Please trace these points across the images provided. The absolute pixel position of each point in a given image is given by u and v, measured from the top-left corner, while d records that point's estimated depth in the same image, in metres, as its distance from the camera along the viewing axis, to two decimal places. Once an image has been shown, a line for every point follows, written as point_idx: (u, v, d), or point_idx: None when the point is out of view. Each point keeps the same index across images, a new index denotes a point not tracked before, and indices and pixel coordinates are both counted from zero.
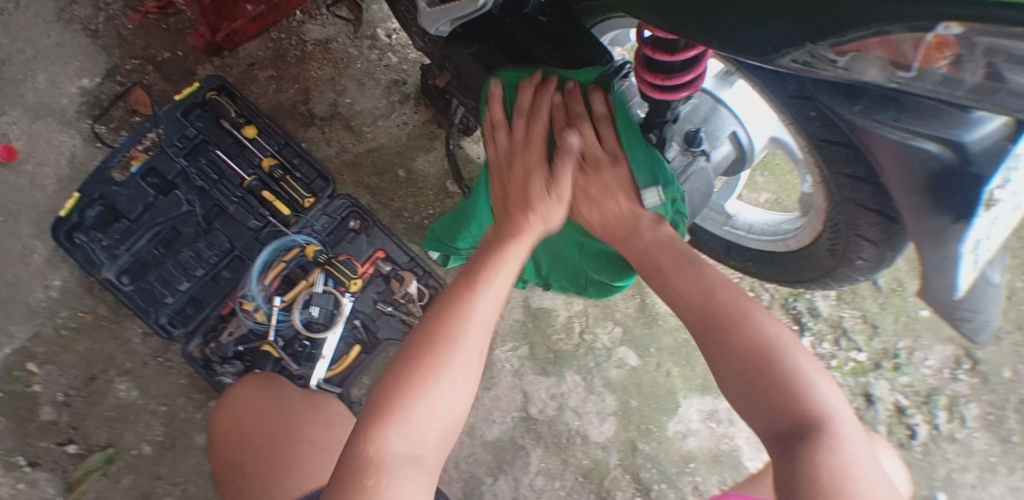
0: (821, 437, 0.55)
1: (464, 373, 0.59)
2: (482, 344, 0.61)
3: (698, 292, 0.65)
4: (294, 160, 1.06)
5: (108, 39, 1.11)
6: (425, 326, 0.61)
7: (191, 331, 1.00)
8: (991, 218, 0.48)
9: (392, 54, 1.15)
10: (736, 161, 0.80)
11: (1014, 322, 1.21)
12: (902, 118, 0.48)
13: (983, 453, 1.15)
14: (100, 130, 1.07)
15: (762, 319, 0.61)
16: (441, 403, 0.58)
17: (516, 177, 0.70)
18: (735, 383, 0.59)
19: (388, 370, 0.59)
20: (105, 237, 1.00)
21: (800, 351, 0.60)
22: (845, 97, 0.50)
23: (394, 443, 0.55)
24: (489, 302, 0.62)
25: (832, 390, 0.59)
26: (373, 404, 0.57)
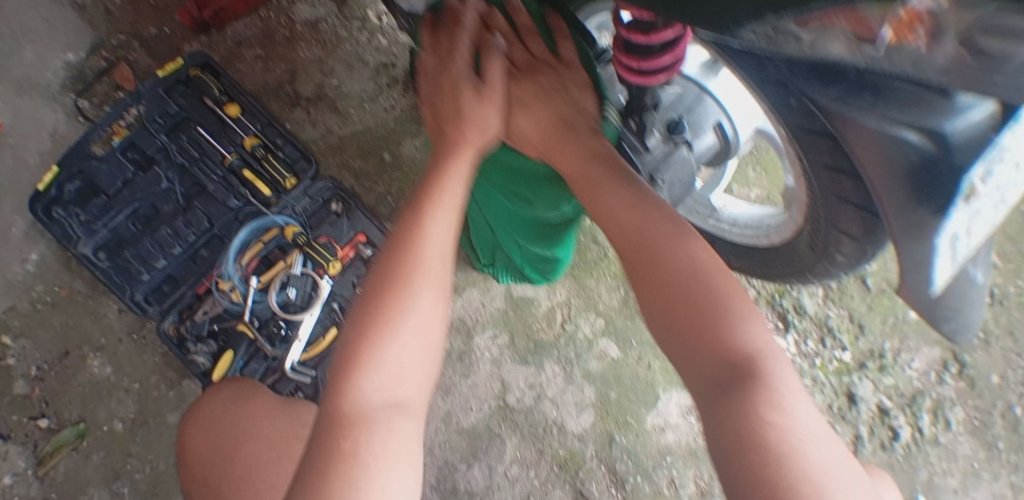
0: (759, 382, 0.47)
1: (422, 317, 0.55)
2: (442, 275, 0.58)
3: (613, 224, 0.61)
4: (277, 140, 1.05)
5: (96, 14, 1.10)
6: (379, 270, 0.58)
7: (167, 308, 1.00)
8: (971, 213, 0.43)
9: (382, 37, 1.14)
10: (719, 153, 0.78)
11: (1003, 327, 1.20)
12: (880, 104, 0.45)
13: (968, 459, 1.13)
14: (83, 104, 1.06)
15: (683, 242, 0.57)
16: (410, 344, 0.54)
17: (446, 91, 0.67)
18: (669, 324, 0.54)
19: (350, 317, 0.56)
20: (83, 212, 0.99)
21: (727, 281, 0.55)
22: (818, 81, 0.48)
23: (369, 389, 0.51)
24: (442, 230, 0.59)
25: (762, 329, 0.52)
26: (348, 351, 0.54)
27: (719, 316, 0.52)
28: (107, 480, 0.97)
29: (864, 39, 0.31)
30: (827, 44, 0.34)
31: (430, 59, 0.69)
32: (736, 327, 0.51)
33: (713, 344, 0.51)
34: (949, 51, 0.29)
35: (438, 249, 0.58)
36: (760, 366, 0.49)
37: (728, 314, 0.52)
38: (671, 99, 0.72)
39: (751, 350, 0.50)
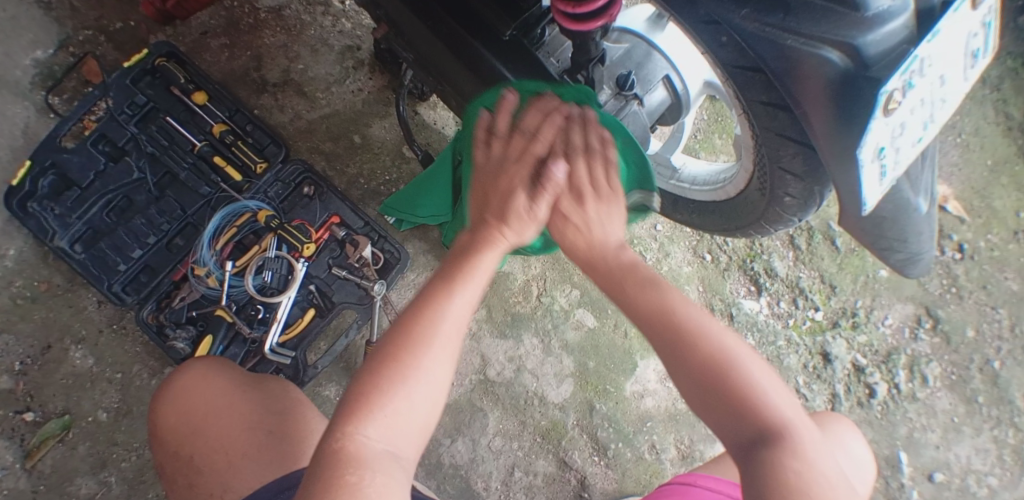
0: (781, 448, 0.48)
1: (439, 373, 0.51)
2: (460, 332, 0.53)
3: (638, 291, 0.56)
4: (246, 126, 1.06)
5: (61, 11, 1.10)
6: (401, 318, 0.53)
7: (145, 297, 1.00)
8: (894, 126, 0.46)
9: (346, 21, 1.15)
10: (672, 108, 0.80)
11: (975, 281, 1.22)
12: (794, 22, 0.48)
13: (945, 413, 1.15)
14: (53, 101, 1.07)
15: (715, 327, 0.53)
16: (427, 398, 0.51)
17: (496, 191, 0.57)
18: (694, 387, 0.51)
19: (363, 362, 0.52)
20: (57, 206, 1.01)
21: (758, 364, 0.52)
22: (732, 2, 0.51)
23: (376, 439, 0.48)
24: (467, 301, 0.54)
25: (791, 400, 0.52)
26: (353, 396, 0.50)
27: (742, 389, 0.50)
28: (93, 470, 0.98)
29: None
30: None
31: (487, 151, 0.61)
32: (758, 397, 0.50)
33: (735, 411, 0.50)
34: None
35: (457, 317, 0.53)
36: (785, 436, 0.49)
37: (752, 389, 0.50)
38: (620, 54, 0.75)
39: (774, 422, 0.50)
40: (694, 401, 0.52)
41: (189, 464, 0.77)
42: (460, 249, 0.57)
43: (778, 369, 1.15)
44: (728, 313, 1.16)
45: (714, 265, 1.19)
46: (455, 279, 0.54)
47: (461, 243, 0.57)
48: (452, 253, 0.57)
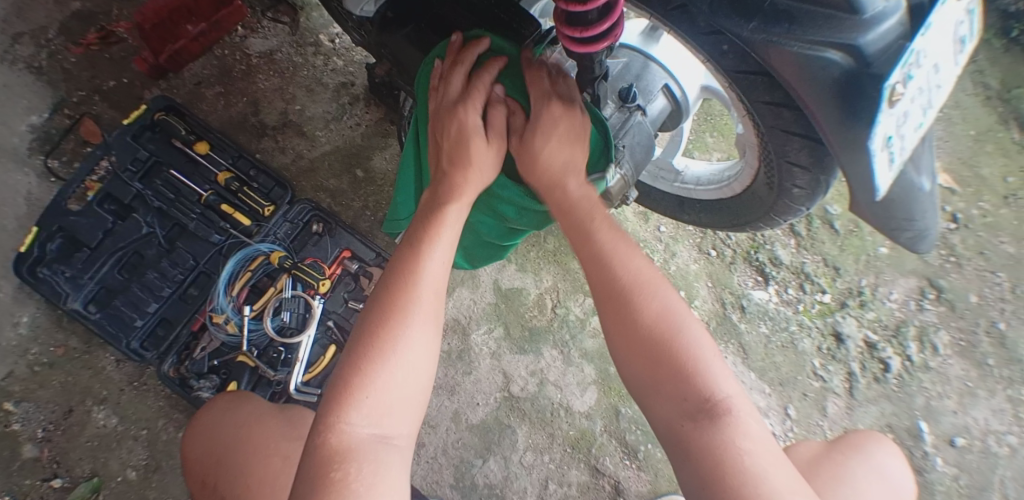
0: (721, 420, 0.54)
1: (418, 351, 0.60)
2: (435, 308, 0.63)
3: (591, 261, 0.66)
4: (249, 172, 1.08)
5: (53, 74, 1.11)
6: (376, 304, 0.62)
7: (164, 351, 1.00)
8: (898, 115, 0.49)
9: (337, 58, 1.17)
10: (673, 114, 0.83)
11: (972, 248, 1.25)
12: (797, 29, 0.51)
13: (960, 379, 1.18)
14: (53, 165, 1.07)
15: (659, 289, 0.62)
16: (404, 379, 0.58)
17: (452, 135, 0.72)
18: (643, 364, 0.59)
19: (343, 354, 0.59)
20: (68, 268, 1.01)
21: (696, 328, 0.60)
22: (740, 16, 0.54)
23: (360, 428, 0.54)
24: (438, 264, 0.66)
25: (727, 373, 0.59)
26: (338, 391, 0.56)
27: (680, 360, 0.58)
28: None
29: None
30: None
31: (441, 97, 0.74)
32: (698, 371, 0.57)
33: (679, 381, 0.57)
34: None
35: (433, 283, 0.64)
36: (720, 408, 0.55)
37: (691, 359, 0.58)
38: (619, 70, 0.80)
39: (708, 397, 0.56)
40: (639, 371, 0.60)
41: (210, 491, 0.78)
42: (424, 210, 0.72)
43: (793, 355, 1.17)
44: (739, 304, 1.19)
45: (720, 259, 1.21)
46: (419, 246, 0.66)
47: (420, 217, 0.71)
48: (420, 216, 0.71)
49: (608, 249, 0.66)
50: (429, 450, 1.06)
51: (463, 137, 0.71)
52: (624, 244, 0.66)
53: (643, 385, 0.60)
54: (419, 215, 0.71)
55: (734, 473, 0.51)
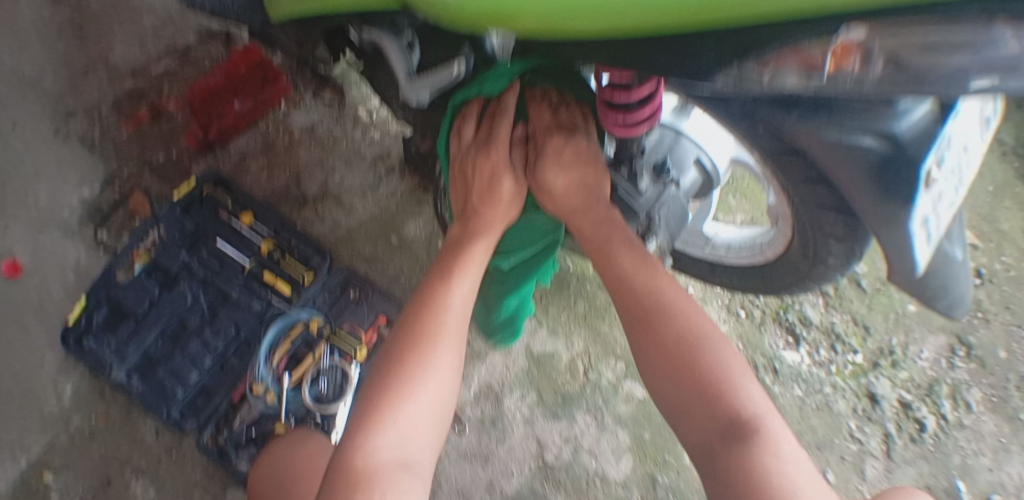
0: (752, 436, 0.58)
1: (438, 379, 0.68)
2: (455, 341, 0.72)
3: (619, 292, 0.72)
4: (291, 241, 1.11)
5: (105, 150, 1.17)
6: (404, 333, 0.71)
7: (204, 420, 1.01)
8: (933, 195, 0.54)
9: (375, 131, 1.22)
10: (704, 184, 0.86)
11: (999, 303, 1.24)
12: (837, 117, 0.52)
13: (993, 435, 1.13)
14: (102, 237, 1.12)
15: (684, 314, 0.68)
16: (425, 400, 0.66)
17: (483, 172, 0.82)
18: (663, 382, 0.65)
19: (376, 379, 0.68)
20: (114, 339, 1.03)
21: (724, 349, 0.65)
22: (781, 109, 0.55)
23: (383, 446, 0.62)
24: (457, 300, 0.74)
25: (758, 392, 0.63)
26: (365, 413, 0.64)
27: (702, 377, 0.63)
28: None
29: (813, 70, 0.41)
30: (784, 77, 0.43)
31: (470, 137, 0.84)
32: (721, 389, 0.62)
33: (700, 398, 0.62)
34: (883, 67, 0.39)
35: (454, 317, 0.73)
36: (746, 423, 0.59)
37: (713, 376, 0.63)
38: (652, 143, 0.80)
39: (734, 415, 0.60)
40: (661, 388, 0.65)
41: None
42: (451, 246, 0.80)
43: (828, 417, 1.15)
44: (770, 367, 1.18)
45: (749, 320, 1.21)
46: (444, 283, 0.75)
47: (447, 255, 0.79)
48: (447, 253, 0.80)
49: (625, 275, 0.72)
50: None
51: (493, 175, 0.82)
52: (641, 266, 0.72)
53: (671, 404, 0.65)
54: (446, 251, 0.80)
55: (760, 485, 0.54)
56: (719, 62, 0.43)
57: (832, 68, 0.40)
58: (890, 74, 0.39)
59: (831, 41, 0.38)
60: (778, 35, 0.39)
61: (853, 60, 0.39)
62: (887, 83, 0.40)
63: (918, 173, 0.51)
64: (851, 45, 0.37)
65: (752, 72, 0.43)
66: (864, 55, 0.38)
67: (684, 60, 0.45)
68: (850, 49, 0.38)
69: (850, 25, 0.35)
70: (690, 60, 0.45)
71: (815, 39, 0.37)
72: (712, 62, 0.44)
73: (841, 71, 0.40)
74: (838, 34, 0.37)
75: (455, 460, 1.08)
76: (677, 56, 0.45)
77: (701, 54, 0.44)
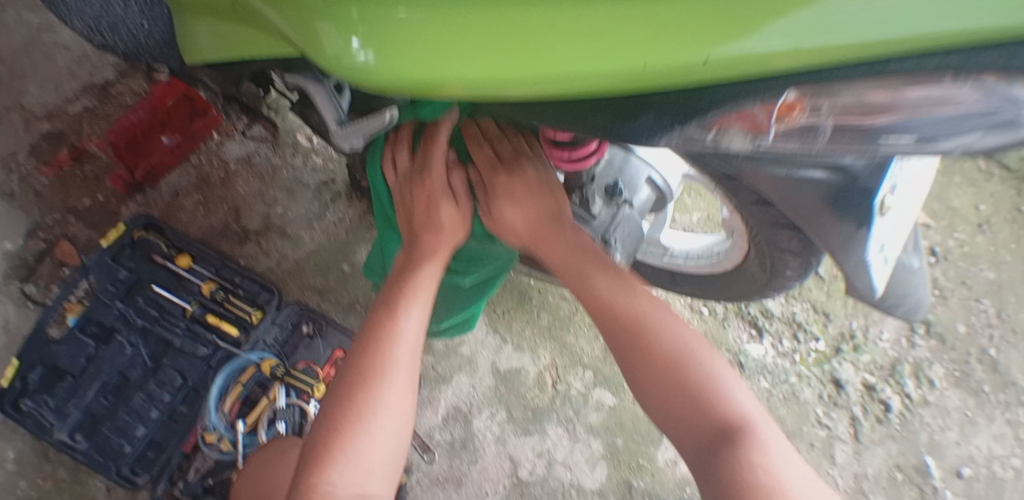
0: (744, 443, 0.59)
1: (395, 406, 0.67)
2: (409, 368, 0.70)
3: (598, 308, 0.71)
4: (235, 278, 1.06)
5: (25, 198, 1.09)
6: (351, 368, 0.68)
7: (156, 474, 0.97)
8: (887, 223, 0.57)
9: (316, 157, 1.17)
10: (658, 200, 0.84)
11: (955, 279, 1.27)
12: (791, 160, 0.50)
13: (959, 410, 1.17)
14: (30, 291, 1.05)
15: (668, 324, 0.68)
16: (380, 437, 0.64)
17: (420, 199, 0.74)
18: (660, 401, 0.64)
19: (321, 419, 0.66)
20: (52, 398, 0.97)
21: (710, 357, 0.66)
22: (731, 160, 0.47)
23: (338, 486, 0.60)
24: (412, 325, 0.72)
25: (748, 396, 0.64)
26: (319, 452, 0.62)
27: (696, 394, 0.63)
28: None
29: (758, 132, 0.40)
30: (729, 139, 0.42)
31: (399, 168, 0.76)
32: (717, 401, 0.62)
33: (698, 412, 0.62)
34: (830, 121, 0.39)
35: (407, 344, 0.71)
36: (744, 433, 0.60)
37: (709, 390, 0.63)
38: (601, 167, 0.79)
39: (728, 422, 0.61)
40: (657, 403, 0.65)
41: None
42: (399, 268, 0.77)
43: (796, 406, 1.16)
44: (737, 361, 1.19)
45: (713, 317, 1.21)
46: (398, 307, 0.72)
47: (399, 272, 0.76)
48: (393, 277, 0.76)
49: (605, 295, 0.71)
50: None
51: (431, 204, 0.74)
52: (624, 287, 0.71)
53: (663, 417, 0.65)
54: (391, 275, 0.76)
55: (753, 491, 0.55)
56: (661, 127, 0.41)
57: (779, 125, 0.40)
58: (837, 129, 0.40)
59: (775, 103, 0.38)
60: (722, 100, 0.38)
61: (797, 114, 0.39)
62: (833, 138, 0.40)
63: (873, 203, 0.53)
64: (796, 102, 0.37)
65: (697, 138, 0.42)
66: (808, 111, 0.38)
67: (620, 127, 0.43)
68: (796, 104, 0.38)
69: (792, 86, 0.36)
70: (629, 123, 0.43)
71: (761, 100, 0.37)
72: (657, 126, 0.42)
73: (786, 127, 0.40)
74: (781, 96, 0.37)
75: (428, 486, 1.05)
76: (617, 116, 0.43)
77: (642, 117, 0.42)
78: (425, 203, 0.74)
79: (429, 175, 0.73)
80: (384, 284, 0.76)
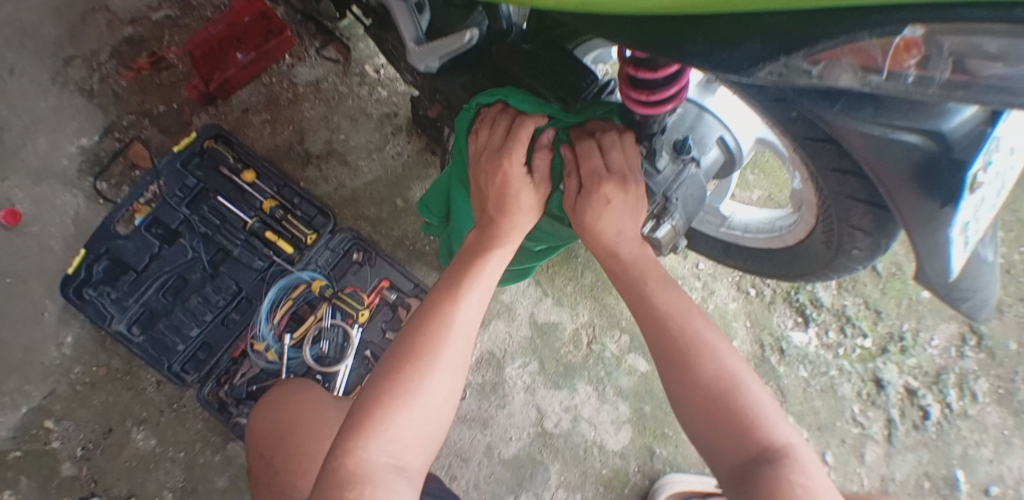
0: (782, 463, 0.55)
1: (444, 386, 0.62)
2: (464, 350, 0.64)
3: (646, 314, 0.68)
4: (294, 199, 1.09)
5: (104, 98, 1.14)
6: (406, 336, 0.65)
7: (205, 375, 1.01)
8: (976, 200, 0.53)
9: (381, 89, 1.19)
10: (725, 164, 0.84)
11: (1016, 294, 1.21)
12: (883, 116, 0.50)
13: (996, 427, 1.13)
14: (101, 187, 1.09)
15: (713, 346, 0.63)
16: (423, 412, 0.60)
17: (496, 177, 0.73)
18: (699, 428, 0.60)
19: (368, 384, 0.62)
20: (113, 290, 1.02)
21: (757, 386, 0.61)
22: (825, 101, 0.50)
23: (373, 455, 0.57)
24: (471, 309, 0.67)
25: (789, 426, 0.59)
26: (359, 416, 0.59)
27: (744, 415, 0.58)
28: None
29: (869, 68, 0.38)
30: (836, 75, 0.40)
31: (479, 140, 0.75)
32: (764, 425, 0.58)
33: (734, 439, 0.58)
34: (946, 70, 0.37)
35: (466, 321, 0.66)
36: (786, 455, 0.56)
37: (758, 417, 0.58)
38: (674, 120, 0.78)
39: (773, 444, 0.57)
40: (689, 419, 0.61)
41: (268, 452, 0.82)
42: (470, 247, 0.74)
43: (831, 400, 1.15)
44: (777, 347, 1.17)
45: (759, 298, 1.20)
46: (458, 292, 0.67)
47: (465, 260, 0.72)
48: (463, 256, 0.73)
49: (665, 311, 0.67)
50: (462, 485, 1.05)
51: (508, 188, 0.73)
52: (682, 302, 0.68)
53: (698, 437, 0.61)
54: (462, 252, 0.74)
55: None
56: (764, 53, 0.41)
57: (892, 68, 0.38)
58: (950, 81, 0.37)
59: (892, 39, 0.36)
60: (836, 29, 0.37)
61: (913, 57, 0.37)
62: (947, 91, 0.38)
63: (964, 179, 0.50)
64: (914, 40, 0.35)
65: (802, 71, 0.41)
66: (926, 53, 0.36)
67: (716, 54, 0.44)
68: (915, 43, 0.35)
69: (914, 24, 0.34)
70: (727, 50, 0.43)
71: (876, 35, 0.35)
72: (757, 54, 0.42)
73: (898, 72, 0.38)
74: (902, 30, 0.35)
75: (455, 424, 1.08)
76: (717, 41, 0.44)
77: (743, 44, 0.42)
78: (501, 186, 0.73)
79: (510, 153, 0.72)
80: (455, 260, 0.73)
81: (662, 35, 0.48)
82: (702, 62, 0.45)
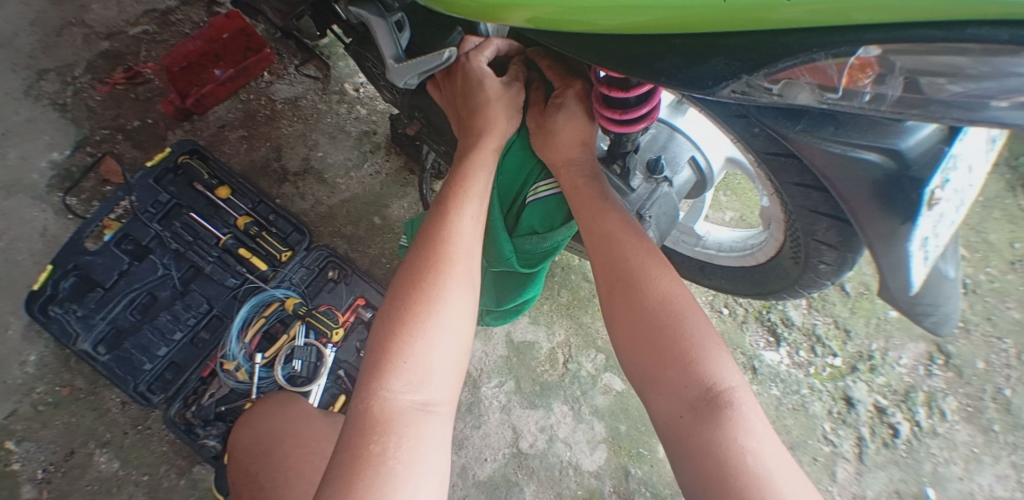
0: (724, 406, 0.57)
1: (455, 322, 0.60)
2: (468, 267, 0.65)
3: (602, 244, 0.70)
4: (269, 216, 1.08)
5: (77, 112, 1.12)
6: (410, 265, 0.64)
7: (172, 396, 0.98)
8: (934, 216, 0.55)
9: (361, 107, 1.20)
10: (697, 184, 0.86)
11: (980, 313, 1.25)
12: (843, 135, 0.53)
13: (966, 445, 1.14)
14: (72, 202, 1.07)
15: (667, 289, 0.65)
16: (441, 338, 0.59)
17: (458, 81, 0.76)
18: (648, 362, 0.62)
19: (382, 324, 0.60)
20: (80, 307, 1.00)
21: (708, 329, 0.63)
22: (787, 119, 0.53)
23: (394, 390, 0.55)
24: (468, 222, 0.68)
25: (734, 367, 0.61)
26: (376, 356, 0.57)
27: (688, 347, 0.61)
28: None
29: (826, 86, 0.41)
30: (795, 93, 0.43)
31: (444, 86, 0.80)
32: (705, 364, 0.60)
33: (686, 373, 0.59)
34: (897, 88, 0.39)
35: (468, 235, 0.67)
36: (724, 400, 0.57)
37: (699, 350, 0.60)
38: (647, 141, 0.81)
39: (715, 386, 0.58)
40: (638, 357, 0.63)
41: (252, 480, 0.77)
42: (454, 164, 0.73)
43: (804, 418, 1.16)
44: (750, 366, 1.19)
45: (732, 317, 1.22)
46: (450, 206, 0.68)
47: (449, 177, 0.72)
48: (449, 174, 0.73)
49: (624, 243, 0.69)
50: None
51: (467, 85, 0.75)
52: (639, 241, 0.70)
53: (646, 379, 0.63)
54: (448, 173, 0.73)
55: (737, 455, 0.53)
56: (729, 72, 0.43)
57: (848, 86, 0.40)
58: (903, 98, 0.39)
59: (847, 59, 0.38)
60: (794, 50, 0.39)
61: (868, 75, 0.39)
62: (898, 109, 0.40)
63: (922, 195, 0.52)
64: (868, 60, 0.37)
65: (764, 89, 0.43)
66: (880, 72, 0.38)
67: (686, 71, 0.45)
68: (870, 63, 0.38)
69: (868, 45, 0.36)
70: (696, 68, 0.45)
71: (833, 54, 0.37)
72: (724, 72, 0.43)
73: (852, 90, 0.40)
74: (858, 51, 0.37)
75: None
76: (685, 60, 0.45)
77: (710, 61, 0.43)
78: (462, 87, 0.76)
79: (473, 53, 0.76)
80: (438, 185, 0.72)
81: (621, 53, 0.50)
82: (674, 79, 0.46)
